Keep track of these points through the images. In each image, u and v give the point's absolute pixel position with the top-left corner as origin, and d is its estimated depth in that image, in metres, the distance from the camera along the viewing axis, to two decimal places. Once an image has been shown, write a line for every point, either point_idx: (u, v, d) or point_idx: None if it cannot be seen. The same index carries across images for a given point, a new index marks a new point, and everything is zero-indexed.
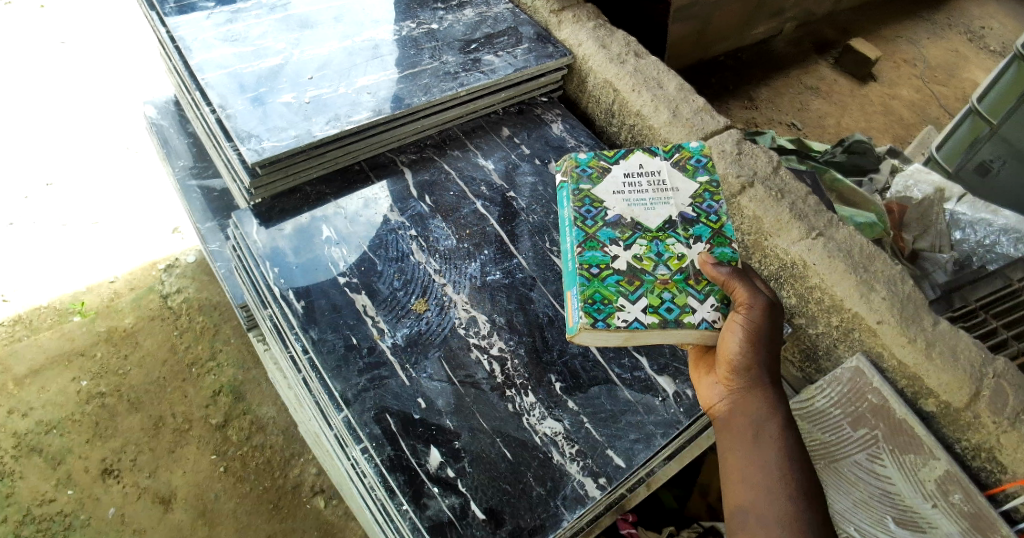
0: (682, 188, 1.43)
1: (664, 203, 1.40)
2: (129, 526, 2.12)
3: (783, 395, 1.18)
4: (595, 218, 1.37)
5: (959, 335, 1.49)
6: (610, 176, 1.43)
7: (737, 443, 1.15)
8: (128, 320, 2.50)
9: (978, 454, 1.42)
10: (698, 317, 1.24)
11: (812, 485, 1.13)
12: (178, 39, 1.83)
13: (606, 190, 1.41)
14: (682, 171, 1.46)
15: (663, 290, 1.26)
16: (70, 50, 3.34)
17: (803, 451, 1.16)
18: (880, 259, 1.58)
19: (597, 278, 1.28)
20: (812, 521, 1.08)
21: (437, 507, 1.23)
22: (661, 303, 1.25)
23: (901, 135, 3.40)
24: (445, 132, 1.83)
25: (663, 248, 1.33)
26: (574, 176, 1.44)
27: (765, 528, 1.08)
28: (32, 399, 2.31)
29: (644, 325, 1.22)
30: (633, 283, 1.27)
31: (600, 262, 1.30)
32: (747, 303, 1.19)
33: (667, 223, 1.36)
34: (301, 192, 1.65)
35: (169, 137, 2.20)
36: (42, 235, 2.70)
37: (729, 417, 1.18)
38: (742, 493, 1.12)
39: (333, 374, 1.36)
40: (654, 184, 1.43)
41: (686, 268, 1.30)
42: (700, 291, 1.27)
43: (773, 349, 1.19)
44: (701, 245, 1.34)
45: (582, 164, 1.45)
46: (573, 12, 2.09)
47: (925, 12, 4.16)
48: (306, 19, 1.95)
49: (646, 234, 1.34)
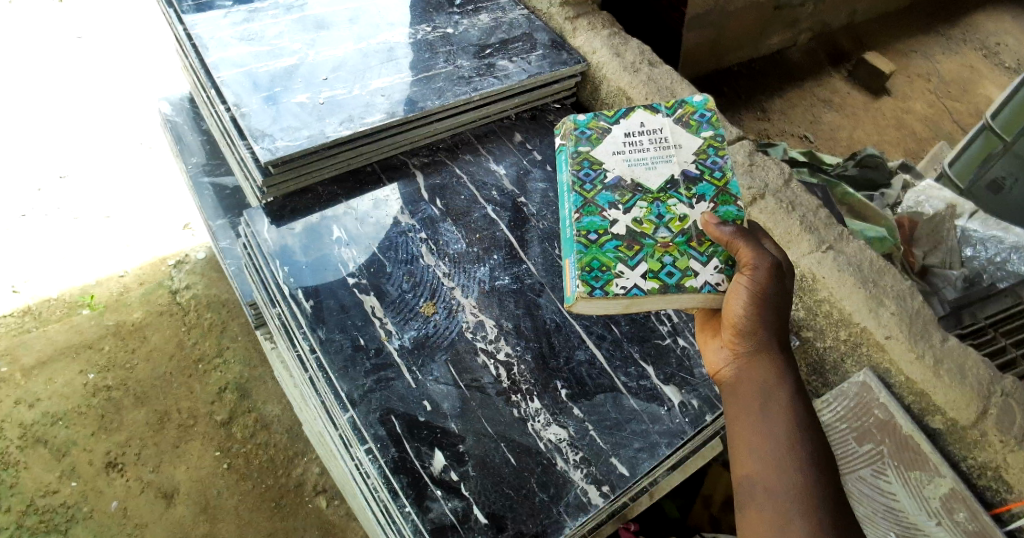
0: (685, 144, 1.41)
1: (667, 161, 1.38)
2: (131, 520, 2.13)
3: (792, 362, 1.12)
4: (594, 181, 1.35)
5: (968, 352, 1.48)
6: (610, 136, 1.41)
7: (744, 408, 1.08)
8: (137, 314, 2.52)
9: (983, 473, 1.41)
10: (700, 280, 1.22)
11: (826, 457, 1.03)
12: (195, 37, 1.84)
13: (606, 151, 1.39)
14: (685, 127, 1.44)
15: (663, 254, 1.25)
16: (86, 45, 3.37)
17: (815, 420, 1.07)
18: (890, 274, 1.58)
19: (596, 244, 1.27)
20: (825, 495, 0.99)
21: (439, 510, 1.23)
22: (661, 268, 1.24)
23: (913, 150, 3.40)
24: (457, 136, 1.84)
25: (664, 210, 1.31)
26: (572, 139, 1.41)
27: (771, 498, 0.99)
28: (39, 390, 2.33)
29: (643, 291, 1.21)
30: (632, 249, 1.26)
31: (598, 228, 1.29)
32: (752, 262, 1.15)
33: (669, 183, 1.35)
34: (313, 192, 1.66)
35: (182, 134, 2.22)
36: (54, 227, 2.71)
37: (735, 382, 1.12)
38: (748, 463, 1.04)
39: (340, 374, 1.37)
40: (656, 142, 1.41)
41: (687, 229, 1.29)
42: (703, 254, 1.25)
43: (780, 313, 1.14)
44: (705, 204, 1.32)
45: (581, 126, 1.43)
46: (588, 19, 2.09)
47: (940, 27, 4.15)
48: (322, 20, 1.96)
49: (646, 196, 1.33)
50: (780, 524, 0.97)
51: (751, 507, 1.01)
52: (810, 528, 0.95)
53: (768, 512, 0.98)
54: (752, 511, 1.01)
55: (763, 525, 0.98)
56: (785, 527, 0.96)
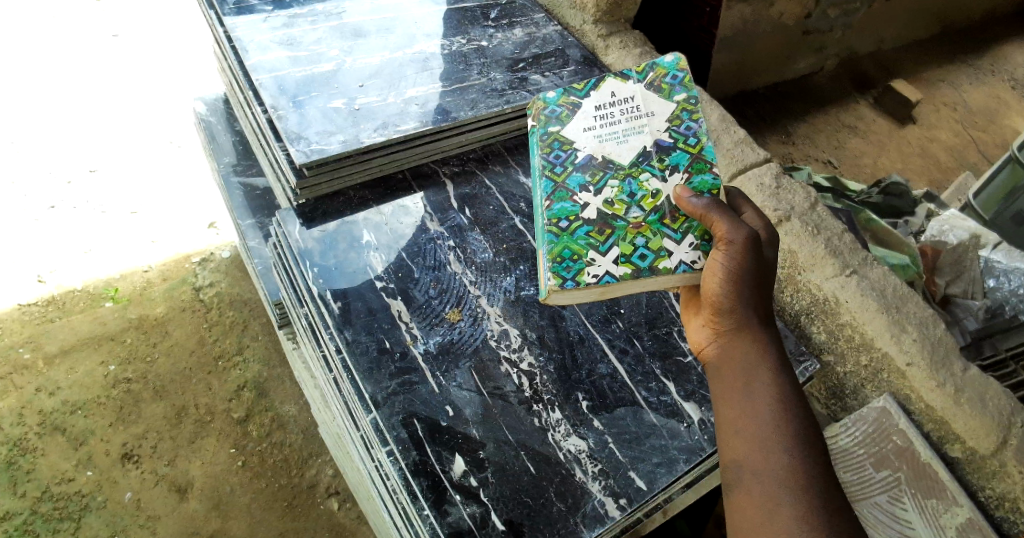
0: (657, 111, 1.35)
1: (638, 132, 1.33)
2: (144, 512, 2.15)
3: (773, 335, 1.11)
4: (562, 163, 1.31)
5: (990, 383, 1.48)
6: (579, 113, 1.35)
7: (728, 390, 1.08)
8: (160, 309, 2.56)
9: (1001, 504, 1.42)
10: (675, 260, 1.20)
11: (815, 434, 1.02)
12: (235, 40, 1.89)
13: (576, 128, 1.34)
14: (657, 92, 1.37)
15: (636, 236, 1.22)
16: (122, 43, 3.44)
17: (802, 397, 1.06)
18: (914, 301, 1.59)
19: (566, 232, 1.24)
20: (815, 474, 0.97)
21: (458, 514, 1.24)
22: (633, 251, 1.21)
23: (937, 179, 3.39)
24: (488, 147, 1.86)
25: (636, 187, 1.27)
26: (541, 120, 1.36)
27: (759, 483, 0.98)
28: (60, 379, 2.36)
29: (616, 277, 1.19)
30: (602, 233, 1.23)
31: (568, 214, 1.26)
32: (728, 236, 1.12)
33: (641, 156, 1.30)
34: (344, 196, 1.69)
35: (216, 133, 2.27)
36: (81, 219, 2.76)
37: (717, 362, 1.12)
38: (736, 447, 1.03)
39: (365, 376, 1.38)
40: (625, 114, 1.35)
41: (660, 206, 1.25)
42: (677, 231, 1.22)
43: (760, 286, 1.12)
44: (679, 175, 1.28)
45: (551, 104, 1.37)
46: (620, 37, 2.12)
47: (968, 58, 4.15)
48: (359, 28, 2.00)
49: (618, 173, 1.29)
50: (770, 509, 0.95)
51: (739, 494, 0.99)
52: (800, 512, 0.94)
53: (756, 497, 0.97)
54: (741, 498, 0.99)
55: (753, 511, 0.97)
56: (775, 512, 0.95)
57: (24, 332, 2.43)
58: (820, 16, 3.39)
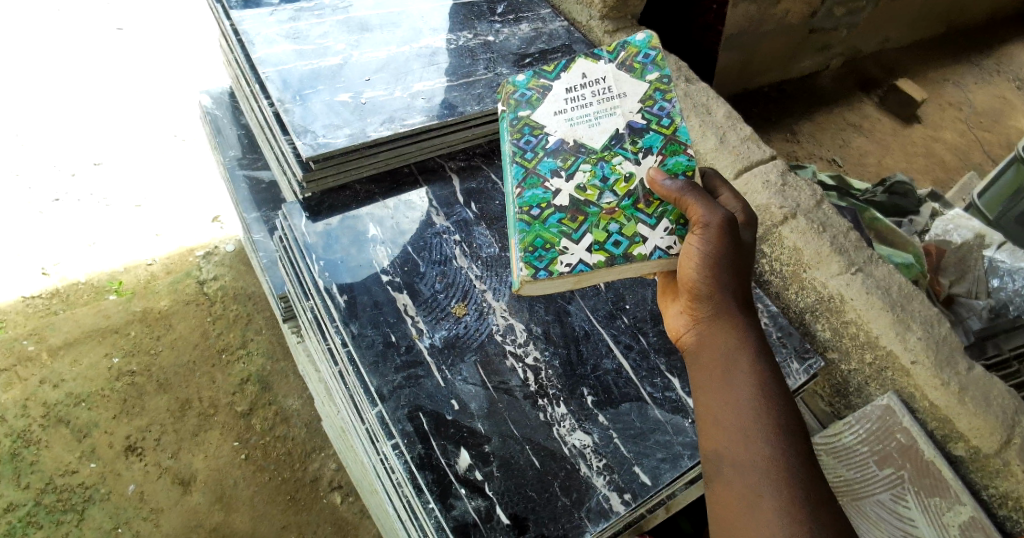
0: (629, 92, 1.33)
1: (610, 115, 1.31)
2: (147, 505, 2.16)
3: (751, 319, 1.11)
4: (533, 148, 1.29)
5: (994, 382, 1.49)
6: (550, 96, 1.34)
7: (706, 379, 1.08)
8: (164, 302, 2.56)
9: (1004, 503, 1.42)
10: (650, 246, 1.20)
11: (794, 420, 1.03)
12: (242, 33, 1.89)
13: (547, 112, 1.32)
14: (629, 72, 1.35)
15: (609, 222, 1.22)
16: (127, 36, 3.44)
17: (781, 382, 1.06)
18: (919, 299, 1.58)
19: (538, 220, 1.23)
20: (795, 461, 0.98)
21: (462, 508, 1.24)
22: (607, 238, 1.21)
23: (942, 178, 3.39)
24: (494, 142, 1.86)
25: (608, 171, 1.26)
26: (511, 105, 1.34)
27: (740, 473, 0.99)
28: (64, 371, 2.37)
29: (589, 265, 1.19)
30: (574, 220, 1.23)
31: (540, 201, 1.24)
32: (704, 222, 1.11)
33: (613, 139, 1.29)
34: (351, 190, 1.69)
35: (221, 127, 2.27)
36: (85, 212, 2.76)
37: (696, 349, 1.12)
38: (716, 437, 1.04)
39: (371, 369, 1.39)
40: (595, 96, 1.33)
41: (634, 191, 1.25)
42: (651, 216, 1.22)
43: (737, 270, 1.11)
44: (652, 158, 1.27)
45: (520, 88, 1.35)
46: (626, 33, 2.12)
47: (973, 57, 4.15)
48: (366, 22, 2.00)
49: (589, 157, 1.28)
50: (751, 499, 0.96)
51: (720, 484, 1.00)
52: (781, 502, 0.94)
53: (737, 488, 0.98)
54: (722, 488, 1.00)
55: (735, 503, 0.98)
56: (756, 503, 0.96)
57: (28, 324, 2.44)
58: (826, 15, 3.39)
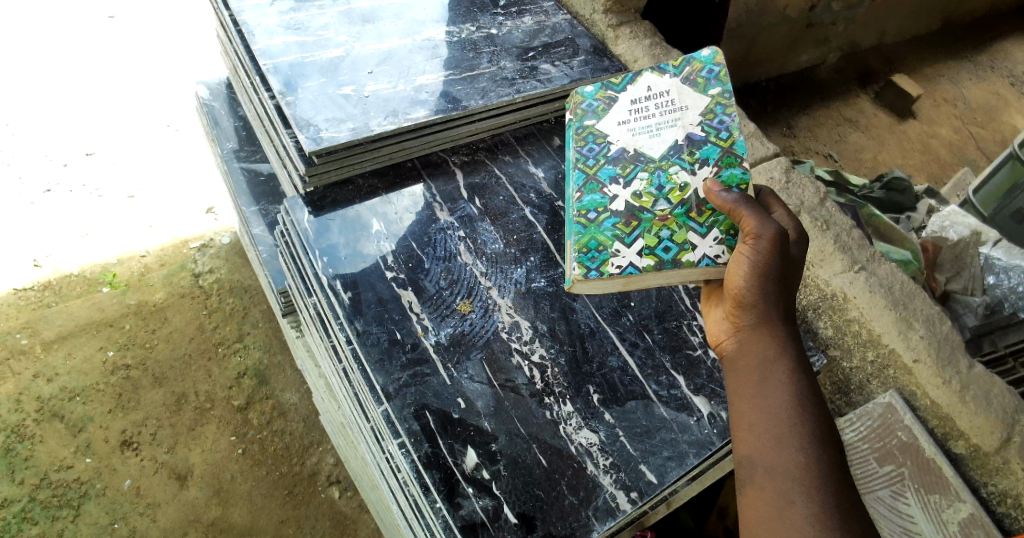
0: (691, 105, 1.38)
1: (671, 126, 1.37)
2: (144, 500, 2.14)
3: (794, 333, 1.09)
4: (598, 156, 1.37)
5: (994, 380, 1.50)
6: (615, 108, 1.43)
7: (744, 384, 1.05)
8: (159, 295, 2.53)
9: (1004, 500, 1.43)
10: (698, 253, 1.21)
11: (832, 435, 0.98)
12: (242, 24, 1.86)
13: (611, 122, 1.41)
14: (692, 86, 1.40)
15: (661, 228, 1.25)
16: (119, 24, 3.38)
17: (820, 396, 1.02)
18: (920, 297, 1.59)
19: (596, 223, 1.29)
20: (829, 472, 0.94)
21: (470, 507, 1.23)
22: (658, 243, 1.24)
23: (937, 174, 3.41)
24: (497, 137, 1.85)
25: (665, 180, 1.31)
26: (580, 115, 1.45)
27: (769, 474, 0.95)
28: (59, 365, 2.33)
29: (638, 269, 1.22)
30: (628, 224, 1.27)
31: (601, 204, 1.31)
32: (755, 232, 1.12)
33: (671, 149, 1.34)
34: (353, 185, 1.67)
35: (218, 118, 2.24)
36: (77, 203, 2.71)
37: (735, 355, 1.10)
38: (748, 441, 1.01)
39: (377, 367, 1.38)
40: (660, 108, 1.40)
41: (687, 200, 1.28)
42: (702, 225, 1.24)
43: (784, 284, 1.10)
44: (708, 168, 1.30)
45: (589, 99, 1.47)
46: (630, 27, 2.11)
47: (968, 53, 4.17)
48: (368, 14, 1.98)
49: (647, 166, 1.33)
50: (778, 501, 0.93)
51: (750, 486, 0.97)
52: (811, 509, 0.90)
53: (766, 491, 0.95)
54: (751, 492, 0.97)
55: (761, 504, 0.94)
56: (784, 506, 0.92)
57: (20, 318, 2.40)
58: (824, 9, 3.39)
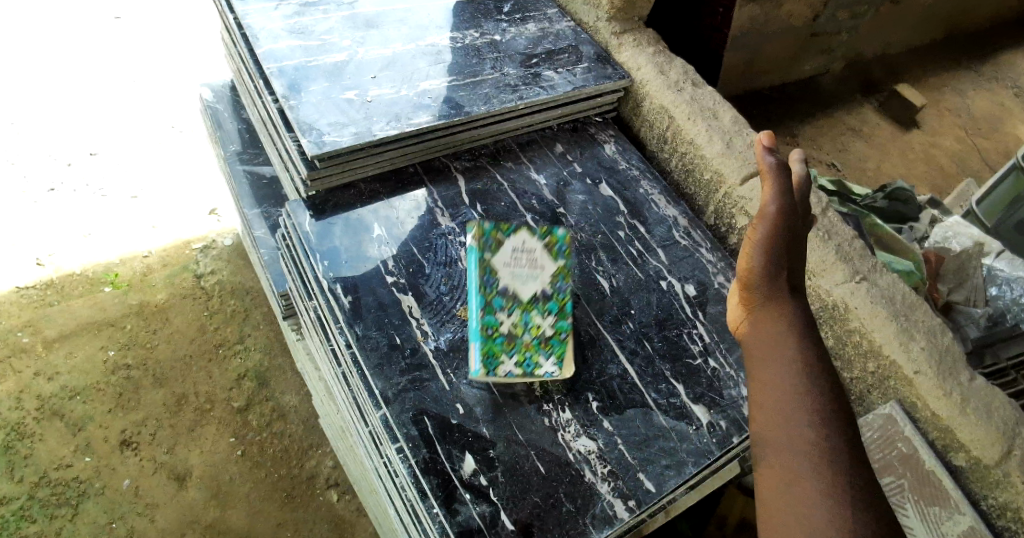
0: (546, 273, 1.52)
1: (534, 281, 1.50)
2: (142, 500, 2.14)
3: (806, 311, 1.09)
4: (486, 289, 1.45)
5: (996, 393, 1.48)
6: (503, 248, 1.50)
7: (757, 363, 1.06)
8: (161, 295, 2.54)
9: (1003, 513, 1.42)
10: (544, 369, 1.41)
11: (844, 409, 0.97)
12: (247, 27, 1.87)
13: (499, 265, 1.48)
14: (550, 256, 1.54)
15: (526, 349, 1.42)
16: (125, 25, 3.40)
17: (832, 371, 1.01)
18: (922, 309, 1.58)
19: (485, 335, 1.41)
20: (842, 447, 0.92)
21: (467, 513, 1.23)
22: (524, 361, 1.40)
23: (940, 184, 3.41)
24: (500, 142, 1.87)
25: (529, 321, 1.45)
26: (475, 245, 1.48)
27: (780, 452, 0.95)
28: (59, 363, 2.34)
29: (514, 374, 1.38)
30: (508, 344, 1.41)
31: (491, 325, 1.42)
32: (764, 211, 1.14)
33: (534, 299, 1.48)
34: (355, 189, 1.68)
35: (222, 121, 2.24)
36: (80, 202, 2.72)
37: (748, 336, 1.11)
38: (759, 420, 1.01)
39: (375, 372, 1.38)
40: (535, 261, 1.52)
41: (542, 334, 1.45)
42: (551, 357, 1.42)
43: (791, 261, 1.12)
44: (552, 319, 1.47)
45: (484, 232, 1.50)
46: (634, 35, 2.10)
47: (973, 63, 4.17)
48: (372, 19, 1.99)
49: (518, 308, 1.47)
50: (789, 478, 0.92)
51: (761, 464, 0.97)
52: (823, 484, 0.89)
53: (776, 466, 0.94)
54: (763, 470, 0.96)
55: (774, 484, 0.93)
56: (796, 482, 0.91)
57: (22, 316, 2.40)
58: (829, 18, 3.39)
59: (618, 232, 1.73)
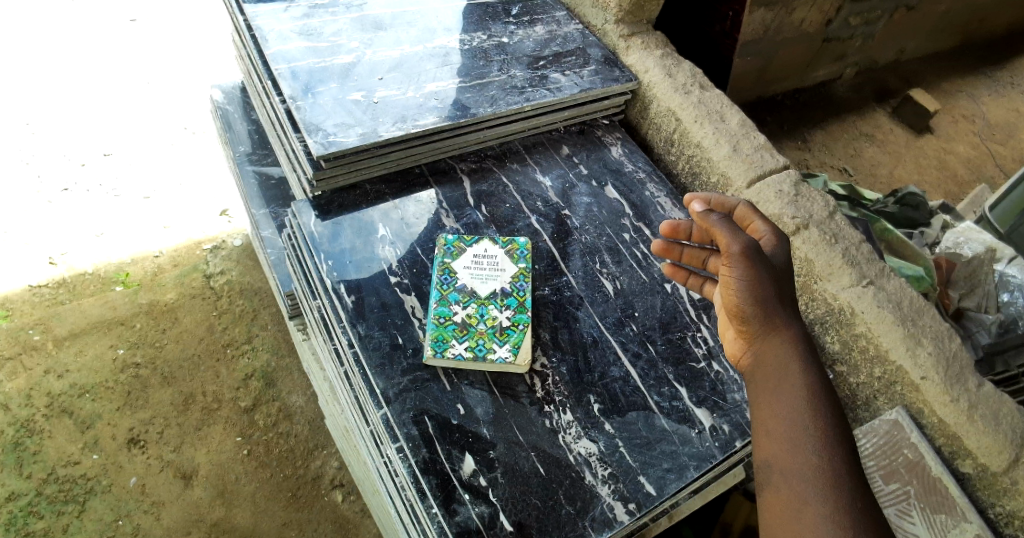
0: (507, 270, 1.55)
1: (495, 278, 1.53)
2: (149, 498, 2.15)
3: (803, 338, 1.11)
4: (444, 286, 1.50)
5: (1004, 400, 1.45)
6: (465, 255, 1.56)
7: (761, 394, 1.07)
8: (171, 295, 2.56)
9: (1011, 522, 1.39)
10: (498, 354, 1.40)
11: (846, 434, 0.99)
12: (256, 29, 1.89)
13: (459, 268, 1.54)
14: (510, 257, 1.57)
15: (479, 335, 1.42)
16: (141, 27, 3.45)
17: (832, 396, 1.04)
18: (930, 314, 1.56)
19: (437, 323, 1.43)
20: (845, 472, 0.94)
21: (466, 514, 1.23)
22: (476, 345, 1.40)
23: (954, 191, 3.37)
24: (506, 145, 1.88)
25: (486, 313, 1.47)
26: (437, 252, 1.57)
27: (787, 479, 0.96)
28: (69, 361, 2.37)
29: (463, 356, 1.39)
30: (460, 331, 1.42)
31: (443, 315, 1.45)
32: (729, 249, 1.14)
33: (492, 295, 1.50)
34: (360, 190, 1.69)
35: (232, 122, 2.27)
36: (93, 202, 2.75)
37: (752, 368, 1.12)
38: (766, 447, 1.01)
39: (377, 371, 1.38)
40: (497, 264, 1.56)
41: (497, 324, 1.45)
42: (504, 343, 1.42)
43: (782, 294, 1.14)
44: (509, 312, 1.47)
45: (448, 243, 1.58)
46: (642, 38, 2.10)
47: (988, 69, 4.12)
48: (380, 22, 2.00)
49: (477, 301, 1.49)
50: (797, 504, 0.93)
51: (770, 492, 0.97)
52: (828, 510, 0.90)
53: (783, 494, 0.95)
54: (771, 499, 0.97)
55: (781, 511, 0.94)
56: (801, 509, 0.92)
57: (34, 314, 2.43)
58: (841, 23, 3.38)
59: (624, 234, 1.73)
